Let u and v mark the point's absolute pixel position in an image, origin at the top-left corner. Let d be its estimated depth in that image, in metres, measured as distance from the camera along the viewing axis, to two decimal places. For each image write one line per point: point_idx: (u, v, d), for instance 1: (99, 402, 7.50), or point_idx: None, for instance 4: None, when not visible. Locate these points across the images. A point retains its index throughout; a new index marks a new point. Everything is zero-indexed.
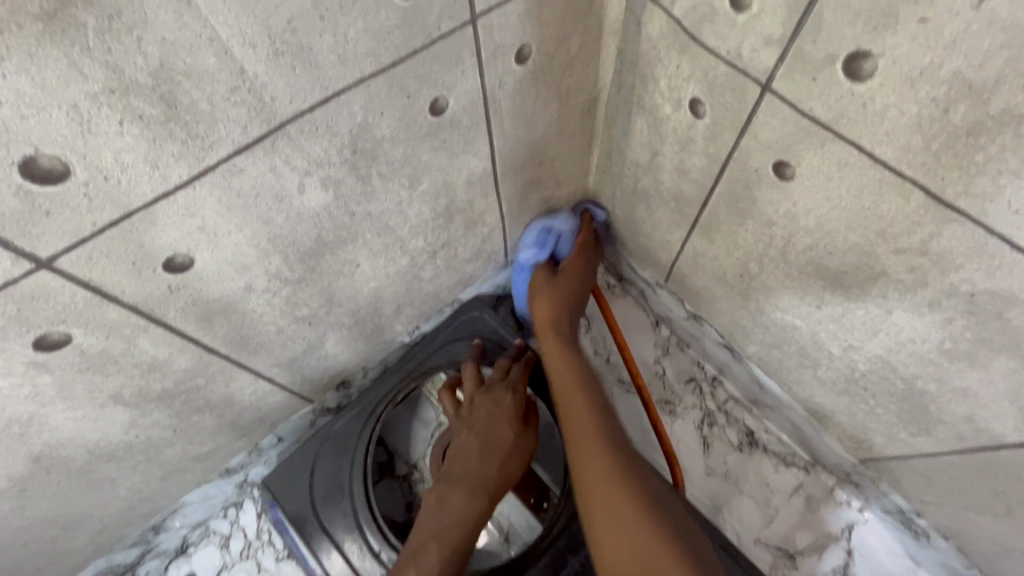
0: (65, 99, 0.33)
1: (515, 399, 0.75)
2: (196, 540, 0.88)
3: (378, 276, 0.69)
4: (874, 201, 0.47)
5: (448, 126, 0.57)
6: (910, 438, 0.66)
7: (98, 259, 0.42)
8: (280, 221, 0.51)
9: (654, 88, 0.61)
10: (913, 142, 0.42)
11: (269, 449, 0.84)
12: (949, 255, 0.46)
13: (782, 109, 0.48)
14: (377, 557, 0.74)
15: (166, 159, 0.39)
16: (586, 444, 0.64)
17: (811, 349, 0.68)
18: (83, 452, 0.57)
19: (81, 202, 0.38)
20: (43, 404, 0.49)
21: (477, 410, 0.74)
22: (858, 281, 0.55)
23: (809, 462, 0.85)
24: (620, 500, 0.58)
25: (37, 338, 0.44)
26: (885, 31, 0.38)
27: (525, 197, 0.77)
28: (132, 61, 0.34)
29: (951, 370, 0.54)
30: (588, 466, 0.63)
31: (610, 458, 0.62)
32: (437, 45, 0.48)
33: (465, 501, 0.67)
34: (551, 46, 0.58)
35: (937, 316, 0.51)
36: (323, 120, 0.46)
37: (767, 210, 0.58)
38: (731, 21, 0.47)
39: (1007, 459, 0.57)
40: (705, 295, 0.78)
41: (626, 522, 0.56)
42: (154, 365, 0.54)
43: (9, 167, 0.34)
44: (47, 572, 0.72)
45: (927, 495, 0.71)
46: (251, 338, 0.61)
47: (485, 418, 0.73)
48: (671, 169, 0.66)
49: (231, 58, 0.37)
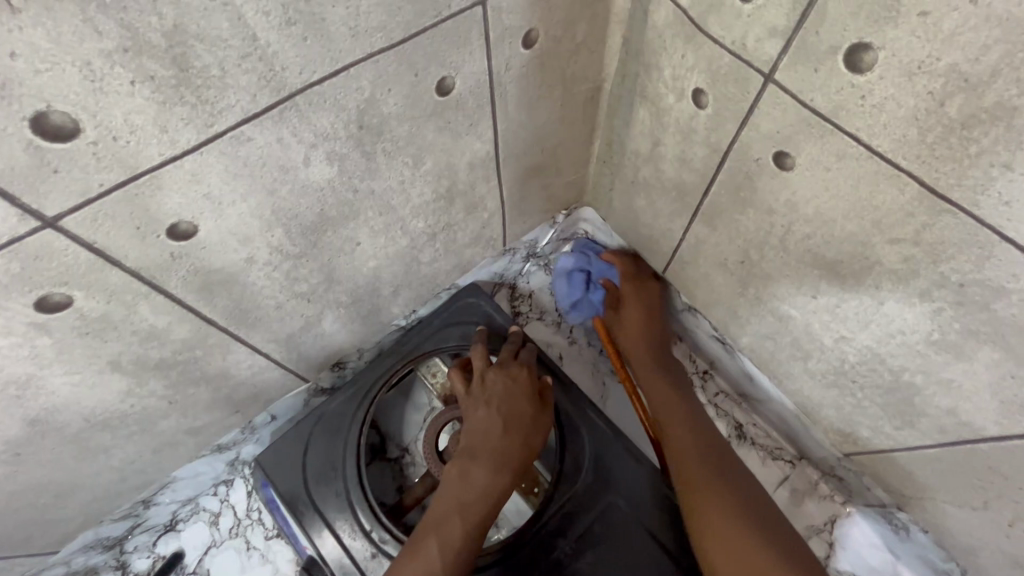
0: (78, 55, 0.33)
1: (531, 378, 0.76)
2: (186, 517, 0.88)
3: (378, 256, 0.69)
4: (870, 193, 0.49)
5: (454, 106, 0.57)
6: (895, 430, 0.67)
7: (103, 221, 0.42)
8: (285, 193, 0.51)
9: (658, 78, 0.62)
10: (909, 135, 0.43)
11: (263, 427, 0.85)
12: (941, 246, 0.47)
13: (783, 99, 0.49)
14: (369, 536, 0.74)
15: (175, 122, 0.40)
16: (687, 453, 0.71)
17: (803, 340, 0.69)
18: (79, 418, 0.57)
19: (90, 161, 0.38)
20: (42, 366, 0.49)
21: (495, 387, 0.74)
22: (853, 270, 0.56)
23: (795, 456, 0.87)
24: (718, 502, 0.65)
25: (39, 299, 0.44)
26: (886, 24, 0.39)
27: (526, 183, 0.78)
28: (146, 21, 0.34)
29: (937, 361, 0.56)
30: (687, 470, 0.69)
31: (711, 468, 0.69)
32: (447, 24, 0.49)
33: (488, 477, 0.68)
34: (558, 31, 0.59)
35: (927, 307, 0.52)
36: (332, 93, 0.46)
37: (766, 200, 0.59)
38: (736, 11, 0.48)
39: (987, 451, 0.58)
40: (701, 285, 0.79)
41: (724, 521, 0.63)
42: (153, 333, 0.54)
43: (20, 122, 0.34)
44: (37, 542, 0.72)
45: (909, 487, 0.73)
46: (251, 311, 0.61)
47: (505, 395, 0.73)
48: (672, 159, 0.67)
49: (244, 24, 0.38)
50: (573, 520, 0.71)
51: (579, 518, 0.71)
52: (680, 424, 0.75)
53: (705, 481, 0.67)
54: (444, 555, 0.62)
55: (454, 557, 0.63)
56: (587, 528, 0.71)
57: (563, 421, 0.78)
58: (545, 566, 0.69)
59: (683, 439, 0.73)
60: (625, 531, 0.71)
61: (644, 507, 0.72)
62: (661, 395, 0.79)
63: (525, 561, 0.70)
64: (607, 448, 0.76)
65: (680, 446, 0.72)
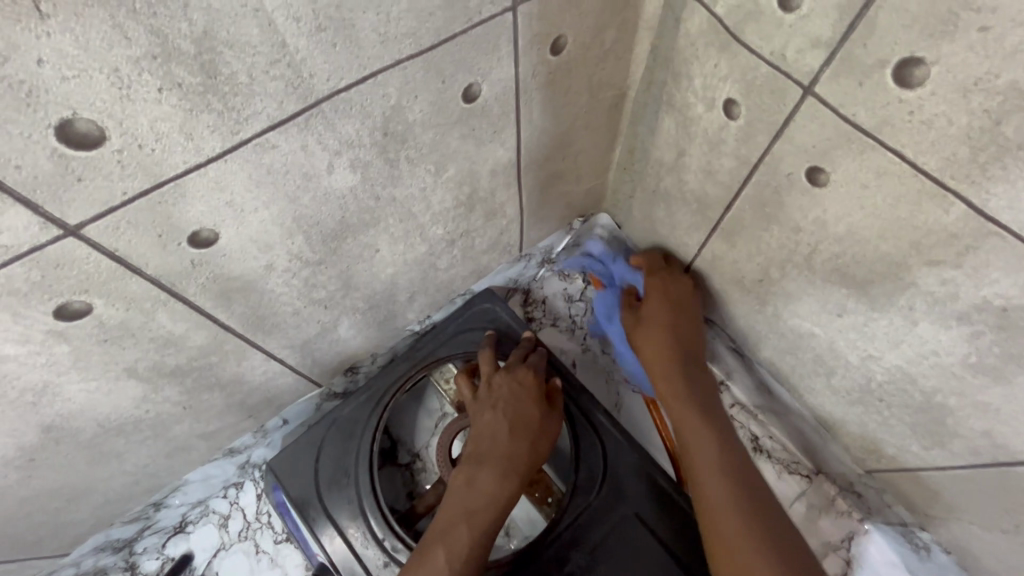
0: (107, 62, 0.32)
1: (538, 380, 0.74)
2: (195, 518, 0.87)
3: (396, 263, 0.68)
4: (910, 212, 0.47)
5: (480, 114, 0.56)
6: (922, 451, 0.65)
7: (125, 228, 0.41)
8: (306, 201, 0.50)
9: (688, 87, 0.60)
10: (959, 153, 0.41)
11: (274, 431, 0.84)
12: (985, 268, 0.45)
13: (822, 113, 0.48)
14: (381, 544, 0.73)
15: (201, 130, 0.39)
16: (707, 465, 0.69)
17: (827, 357, 0.68)
18: (93, 424, 0.56)
19: (114, 169, 0.37)
20: (59, 373, 0.48)
21: (501, 391, 0.73)
22: (885, 290, 0.54)
23: (812, 471, 0.83)
24: (736, 520, 0.64)
25: (58, 307, 0.43)
26: (941, 38, 0.38)
27: (546, 190, 0.77)
28: (177, 27, 0.33)
29: (974, 384, 0.54)
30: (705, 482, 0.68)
31: (728, 484, 0.67)
32: (477, 30, 0.48)
33: (494, 483, 0.66)
34: (587, 38, 0.57)
35: (964, 330, 0.51)
36: (358, 100, 0.45)
37: (795, 215, 0.57)
38: (777, 21, 0.46)
39: (1022, 476, 0.57)
40: (722, 296, 0.77)
41: (741, 540, 0.62)
42: (170, 340, 0.53)
43: (45, 129, 0.33)
44: (47, 545, 0.71)
45: (933, 509, 0.71)
46: (267, 317, 0.60)
47: (511, 398, 0.72)
48: (697, 169, 0.66)
49: (275, 31, 0.36)
50: (586, 532, 0.70)
51: (593, 529, 0.70)
52: (700, 432, 0.72)
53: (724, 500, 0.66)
54: (451, 564, 0.61)
55: (462, 566, 0.61)
56: (601, 541, 0.70)
57: (574, 430, 0.77)
58: None
59: (706, 450, 0.71)
60: (639, 545, 0.69)
61: (660, 519, 0.71)
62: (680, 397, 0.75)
63: (538, 572, 0.68)
64: (621, 459, 0.75)
65: (699, 457, 0.71)
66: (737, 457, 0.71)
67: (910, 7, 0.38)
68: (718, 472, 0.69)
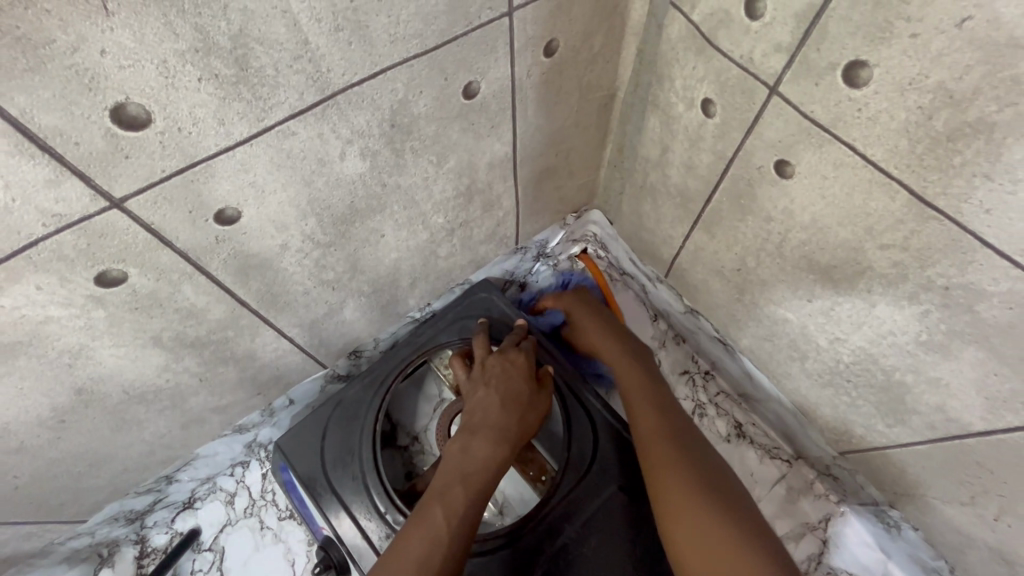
0: (157, 54, 0.37)
1: (528, 361, 0.80)
2: (203, 495, 0.92)
3: (399, 249, 0.73)
4: (864, 200, 0.52)
5: (478, 109, 0.62)
6: (887, 429, 0.70)
7: (161, 203, 0.46)
8: (320, 185, 0.56)
9: (670, 88, 0.65)
10: (900, 145, 0.47)
11: (281, 411, 0.89)
12: (928, 251, 0.50)
13: (786, 111, 0.53)
14: (383, 518, 0.77)
15: (232, 117, 0.44)
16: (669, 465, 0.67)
17: (800, 342, 0.73)
18: (119, 390, 0.61)
19: (156, 149, 0.42)
20: (93, 337, 0.53)
21: (492, 371, 0.78)
22: (846, 274, 0.59)
23: (792, 455, 0.89)
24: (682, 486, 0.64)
25: (99, 274, 0.48)
26: (880, 44, 0.43)
27: (540, 184, 0.82)
28: (217, 25, 0.38)
29: (926, 361, 0.59)
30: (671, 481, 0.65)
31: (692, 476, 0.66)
32: (476, 33, 0.53)
33: (488, 450, 0.70)
34: (578, 42, 0.63)
35: (915, 309, 0.56)
36: (369, 93, 0.51)
37: (767, 206, 0.62)
38: (745, 28, 0.52)
39: (972, 448, 0.61)
40: (703, 286, 0.83)
41: (711, 532, 0.60)
42: (192, 312, 0.58)
43: (102, 111, 0.38)
44: (67, 511, 0.76)
45: (899, 486, 0.75)
46: (281, 295, 0.65)
47: (502, 376, 0.77)
48: (680, 165, 0.71)
49: (299, 30, 0.42)
50: (580, 506, 0.74)
51: (585, 504, 0.75)
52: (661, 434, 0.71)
53: (688, 497, 0.63)
54: (449, 520, 0.64)
55: (458, 523, 0.64)
56: (593, 516, 0.74)
57: (566, 411, 0.81)
58: (552, 550, 0.72)
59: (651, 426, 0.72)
60: (626, 519, 0.74)
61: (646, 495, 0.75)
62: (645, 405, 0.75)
63: (532, 545, 0.73)
64: (611, 438, 0.79)
65: (660, 463, 0.68)
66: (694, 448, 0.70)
67: (854, 16, 0.43)
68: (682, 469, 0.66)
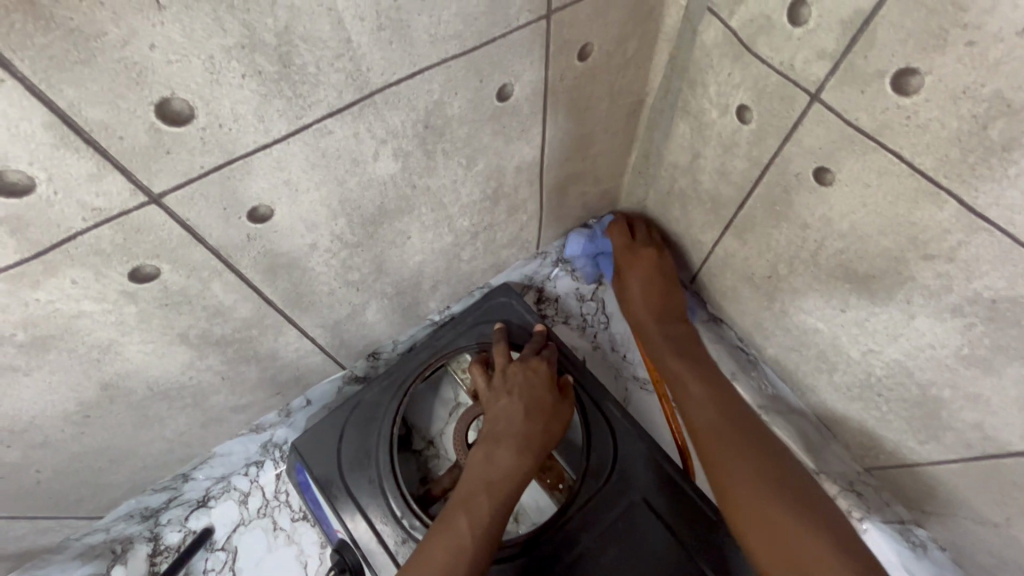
0: (205, 50, 0.37)
1: (551, 369, 0.79)
2: (217, 494, 0.91)
3: (424, 250, 0.73)
4: (906, 209, 0.51)
5: (510, 112, 0.61)
6: (919, 445, 0.69)
7: (198, 200, 0.46)
8: (352, 184, 0.55)
9: (703, 93, 0.65)
10: (950, 154, 0.46)
11: (298, 411, 0.88)
12: (976, 262, 0.49)
13: (827, 119, 0.52)
14: (398, 522, 0.76)
15: (272, 114, 0.44)
16: (730, 472, 0.66)
17: (831, 353, 0.71)
18: (144, 386, 0.61)
19: (196, 145, 0.42)
20: (124, 332, 0.53)
21: (514, 379, 0.77)
22: (885, 284, 0.58)
23: (813, 469, 0.83)
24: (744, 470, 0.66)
25: (133, 270, 0.47)
26: (933, 51, 0.42)
27: (565, 189, 0.81)
28: (265, 22, 0.38)
29: (965, 376, 0.57)
30: (789, 551, 0.59)
31: (761, 481, 0.65)
32: (513, 36, 0.53)
33: (512, 459, 0.70)
34: (612, 46, 0.62)
35: (958, 321, 0.54)
36: (406, 93, 0.50)
37: (803, 214, 0.61)
38: (787, 34, 0.51)
39: (1011, 468, 0.59)
40: (732, 293, 0.81)
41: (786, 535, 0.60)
42: (219, 310, 0.58)
43: (147, 106, 0.38)
44: (86, 507, 0.75)
45: (928, 504, 0.74)
46: (306, 295, 0.65)
47: (524, 384, 0.76)
48: (712, 171, 0.70)
49: (343, 28, 0.42)
50: (598, 516, 0.73)
51: (604, 515, 0.73)
52: (720, 442, 0.69)
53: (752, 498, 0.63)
54: (473, 529, 0.63)
55: (483, 532, 0.64)
56: (611, 526, 0.73)
57: (586, 420, 0.80)
58: (569, 560, 0.71)
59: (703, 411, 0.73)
60: (645, 531, 0.72)
61: (670, 511, 0.73)
62: (703, 414, 0.73)
63: (551, 554, 0.72)
64: (631, 450, 0.78)
65: (721, 471, 0.67)
66: (785, 479, 0.66)
67: (906, 23, 0.42)
68: (754, 480, 0.65)
